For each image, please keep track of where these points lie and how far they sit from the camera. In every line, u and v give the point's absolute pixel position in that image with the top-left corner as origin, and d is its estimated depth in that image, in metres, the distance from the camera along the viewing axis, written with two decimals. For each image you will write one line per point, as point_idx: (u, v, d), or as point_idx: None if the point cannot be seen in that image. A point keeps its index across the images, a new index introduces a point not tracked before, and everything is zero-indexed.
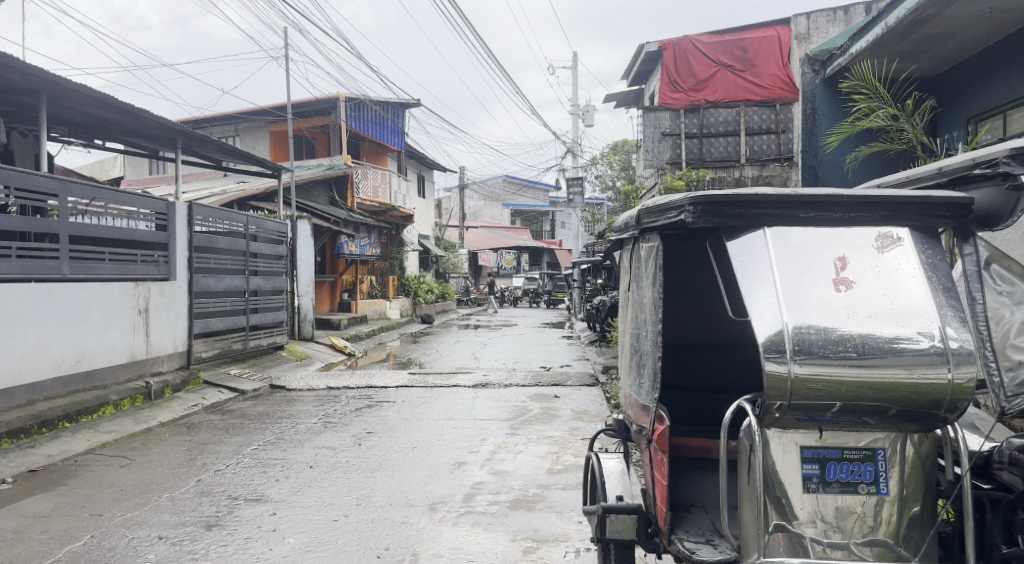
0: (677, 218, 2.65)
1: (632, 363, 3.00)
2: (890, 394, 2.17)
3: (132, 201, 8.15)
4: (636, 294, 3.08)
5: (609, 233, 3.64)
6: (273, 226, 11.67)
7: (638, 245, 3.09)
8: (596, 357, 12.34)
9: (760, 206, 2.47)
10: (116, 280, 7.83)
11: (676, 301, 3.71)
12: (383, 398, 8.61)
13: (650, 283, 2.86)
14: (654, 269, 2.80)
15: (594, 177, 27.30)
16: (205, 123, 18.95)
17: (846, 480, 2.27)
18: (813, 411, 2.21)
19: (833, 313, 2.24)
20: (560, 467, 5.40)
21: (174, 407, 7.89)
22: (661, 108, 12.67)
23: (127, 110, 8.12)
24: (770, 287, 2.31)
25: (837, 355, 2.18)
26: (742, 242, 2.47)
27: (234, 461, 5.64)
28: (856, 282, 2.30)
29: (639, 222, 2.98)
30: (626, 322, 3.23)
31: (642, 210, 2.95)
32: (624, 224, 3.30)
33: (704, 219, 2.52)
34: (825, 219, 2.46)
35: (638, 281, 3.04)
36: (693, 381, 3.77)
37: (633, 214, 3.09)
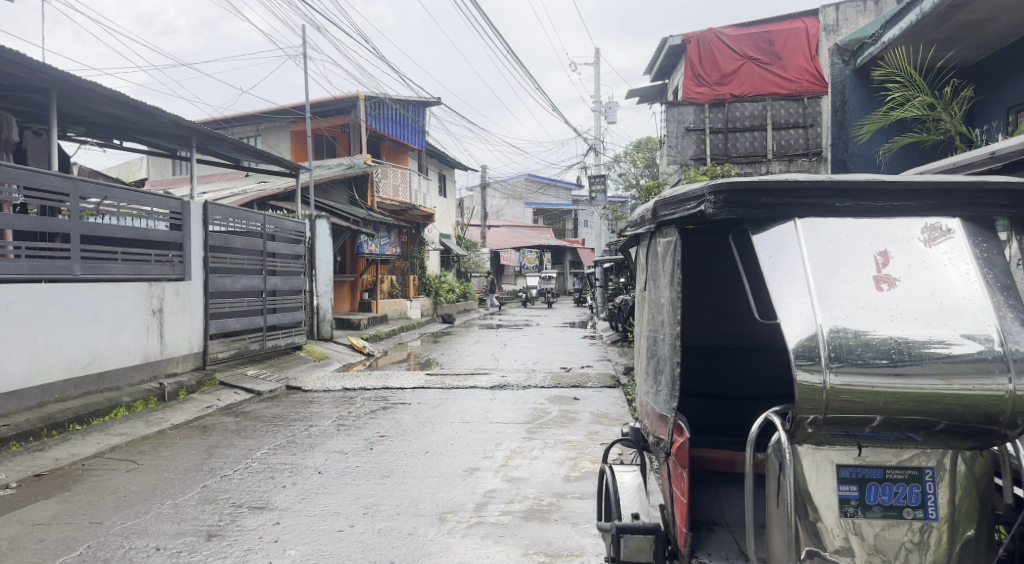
0: (697, 209, 2.40)
1: (648, 368, 2.76)
2: (935, 407, 1.92)
3: (145, 200, 8.04)
4: (652, 293, 2.84)
5: (625, 228, 3.40)
6: (291, 225, 11.57)
7: (655, 240, 2.85)
8: (617, 357, 12.09)
9: (790, 194, 2.22)
10: (129, 280, 7.75)
11: (700, 300, 3.47)
12: (399, 399, 8.45)
13: (668, 281, 2.62)
14: (673, 267, 2.56)
15: (617, 176, 27.03)
16: (226, 123, 18.97)
17: (889, 503, 2.03)
18: (849, 426, 1.97)
19: (873, 315, 1.99)
20: (577, 474, 5.18)
21: (188, 409, 7.80)
22: (685, 103, 12.35)
23: (140, 108, 8.04)
24: (800, 286, 2.07)
25: (876, 363, 1.94)
26: (767, 236, 2.24)
27: (241, 466, 5.49)
28: (900, 280, 2.05)
29: (655, 215, 2.74)
30: (643, 324, 2.99)
31: (660, 200, 2.70)
32: (640, 218, 3.06)
33: (727, 210, 2.27)
34: (864, 210, 2.21)
35: (655, 279, 2.81)
36: (718, 387, 3.52)
37: (649, 206, 2.86)
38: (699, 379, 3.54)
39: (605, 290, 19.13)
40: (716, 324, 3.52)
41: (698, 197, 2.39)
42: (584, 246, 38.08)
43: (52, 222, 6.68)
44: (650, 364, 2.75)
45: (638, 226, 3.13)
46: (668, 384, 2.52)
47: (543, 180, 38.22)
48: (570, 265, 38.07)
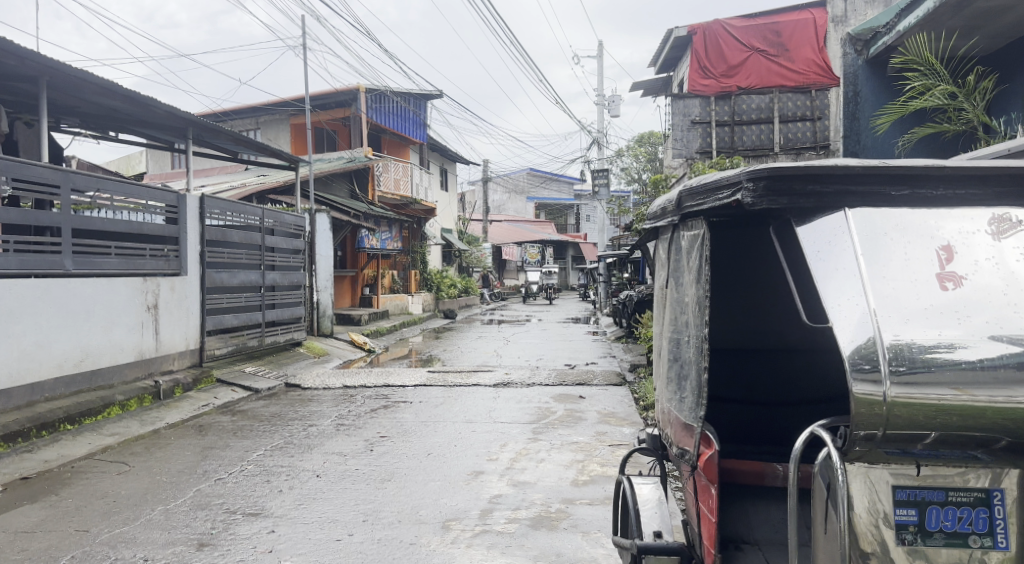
0: (733, 198, 2.24)
1: (670, 374, 2.56)
2: (980, 420, 1.70)
3: (140, 192, 7.83)
4: (677, 291, 2.65)
5: (643, 221, 3.23)
6: (290, 219, 11.35)
7: (678, 233, 2.68)
8: (622, 354, 11.88)
9: (840, 181, 2.05)
10: (123, 275, 7.55)
11: (740, 296, 3.28)
12: (400, 397, 8.25)
13: (696, 278, 2.43)
14: (699, 262, 2.37)
15: (619, 170, 26.74)
16: (226, 116, 18.74)
17: (953, 530, 1.83)
18: (905, 443, 1.74)
19: (939, 317, 1.80)
20: (586, 477, 4.98)
21: (184, 407, 7.60)
22: (690, 95, 12.08)
23: (134, 98, 7.83)
24: (850, 284, 1.87)
25: (944, 373, 1.72)
26: (810, 229, 2.05)
27: (236, 469, 5.29)
28: (966, 278, 1.86)
29: (681, 206, 2.59)
30: (664, 325, 2.79)
31: (689, 189, 2.53)
32: (661, 210, 2.89)
33: (767, 198, 2.12)
34: (923, 198, 2.04)
35: (678, 277, 2.62)
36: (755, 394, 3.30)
37: (672, 198, 2.69)
38: (733, 382, 3.34)
39: (609, 285, 18.90)
40: (757, 321, 3.33)
41: (734, 185, 2.23)
42: (587, 241, 37.85)
43: (42, 215, 6.46)
44: (674, 368, 2.55)
45: (660, 218, 2.94)
46: (696, 390, 2.32)
47: (546, 174, 37.96)
48: (573, 260, 37.82)
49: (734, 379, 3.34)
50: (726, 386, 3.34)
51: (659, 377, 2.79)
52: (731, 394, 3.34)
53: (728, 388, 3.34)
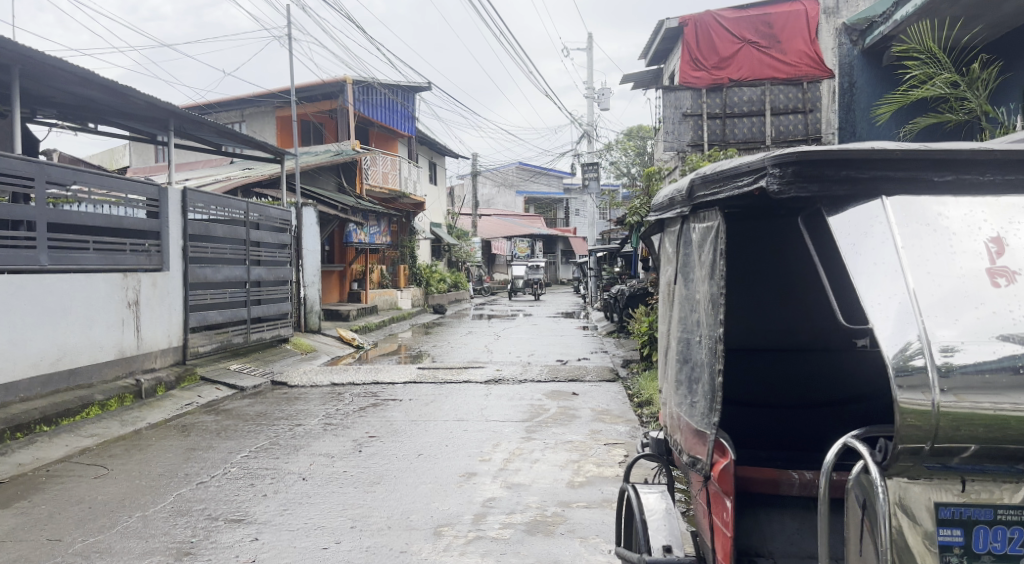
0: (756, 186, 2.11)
1: (681, 376, 2.41)
2: (1012, 431, 1.60)
3: (120, 185, 7.59)
4: (686, 288, 2.51)
5: (649, 215, 3.11)
6: (276, 213, 11.11)
7: (689, 226, 2.55)
8: (614, 349, 11.75)
9: (877, 167, 1.92)
10: (101, 271, 7.30)
11: (763, 290, 3.22)
12: (389, 395, 8.07)
13: (709, 273, 2.30)
14: (714, 256, 2.21)
15: (608, 164, 26.58)
16: (210, 109, 18.43)
17: (1003, 552, 1.69)
18: (945, 457, 1.62)
19: (991, 313, 1.67)
20: (582, 479, 4.82)
21: (166, 407, 7.39)
22: (681, 87, 11.89)
23: (111, 87, 7.58)
24: (889, 280, 1.74)
25: (999, 377, 1.61)
26: (843, 220, 1.92)
27: (219, 472, 5.09)
28: (1019, 272, 1.72)
29: (692, 196, 2.48)
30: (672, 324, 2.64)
31: (705, 178, 2.40)
32: (669, 201, 2.78)
33: (795, 184, 1.98)
34: (968, 184, 1.93)
35: (688, 272, 2.48)
36: (779, 396, 3.19)
37: (684, 186, 2.57)
38: (752, 386, 3.22)
39: (599, 279, 18.75)
40: (780, 318, 3.26)
41: (758, 171, 2.10)
42: (576, 236, 37.74)
43: (16, 209, 6.21)
44: (683, 369, 2.40)
45: (668, 210, 2.81)
46: (708, 393, 2.17)
47: (535, 168, 37.77)
48: (562, 254, 37.64)
49: (752, 383, 3.23)
50: (743, 390, 3.22)
51: (668, 379, 2.65)
52: (750, 399, 3.21)
53: (745, 393, 3.22)
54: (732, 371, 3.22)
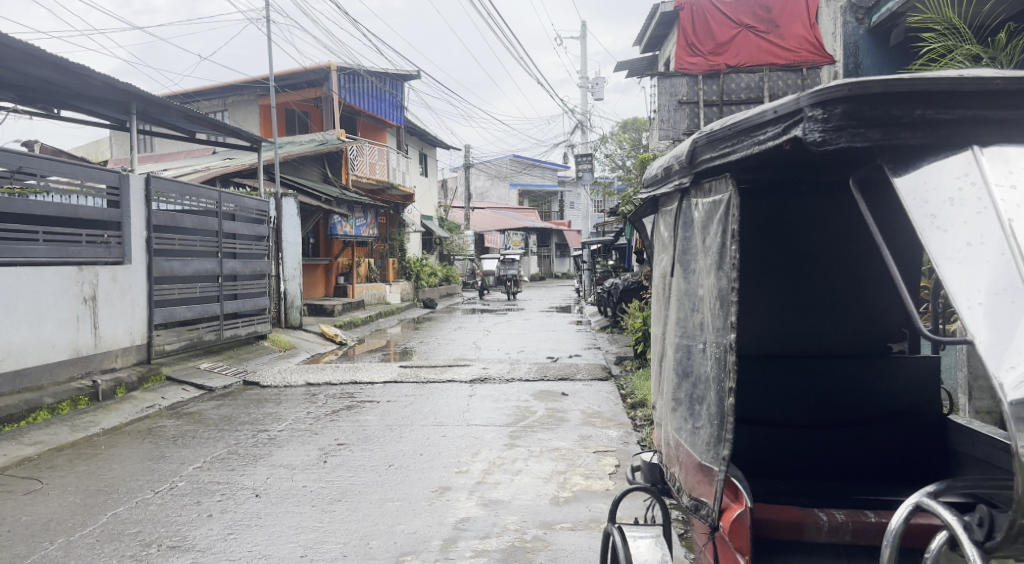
0: (790, 134, 1.95)
1: (682, 396, 1.92)
2: None
3: (75, 170, 7.01)
4: (687, 282, 2.02)
5: (645, 186, 2.81)
6: (252, 204, 10.56)
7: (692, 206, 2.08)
8: (607, 345, 11.28)
9: (962, 111, 1.81)
10: (52, 265, 6.78)
11: (794, 276, 2.80)
12: (367, 397, 7.57)
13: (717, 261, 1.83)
14: (720, 237, 1.78)
15: (603, 156, 26.04)
16: (190, 98, 17.84)
17: None
18: None
19: None
20: (567, 494, 4.32)
21: (125, 410, 6.89)
22: (677, 73, 11.37)
23: (62, 65, 7.07)
24: (999, 273, 1.60)
25: None
26: (921, 181, 1.80)
27: (165, 487, 4.58)
28: None
29: (693, 161, 2.35)
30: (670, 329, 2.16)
31: (734, 133, 2.12)
32: (664, 172, 2.58)
33: (843, 128, 1.85)
34: None
35: (688, 263, 2.00)
36: (797, 414, 2.80)
37: (687, 147, 2.37)
38: (769, 399, 2.80)
39: (592, 273, 18.15)
40: (808, 313, 2.82)
41: (792, 115, 1.94)
42: (570, 229, 37.27)
43: None
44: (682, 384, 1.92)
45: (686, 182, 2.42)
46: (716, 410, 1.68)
47: (529, 160, 37.14)
48: (556, 248, 37.16)
49: (769, 394, 2.79)
50: (755, 403, 2.81)
51: (664, 399, 2.18)
52: (762, 416, 2.81)
53: (758, 408, 2.81)
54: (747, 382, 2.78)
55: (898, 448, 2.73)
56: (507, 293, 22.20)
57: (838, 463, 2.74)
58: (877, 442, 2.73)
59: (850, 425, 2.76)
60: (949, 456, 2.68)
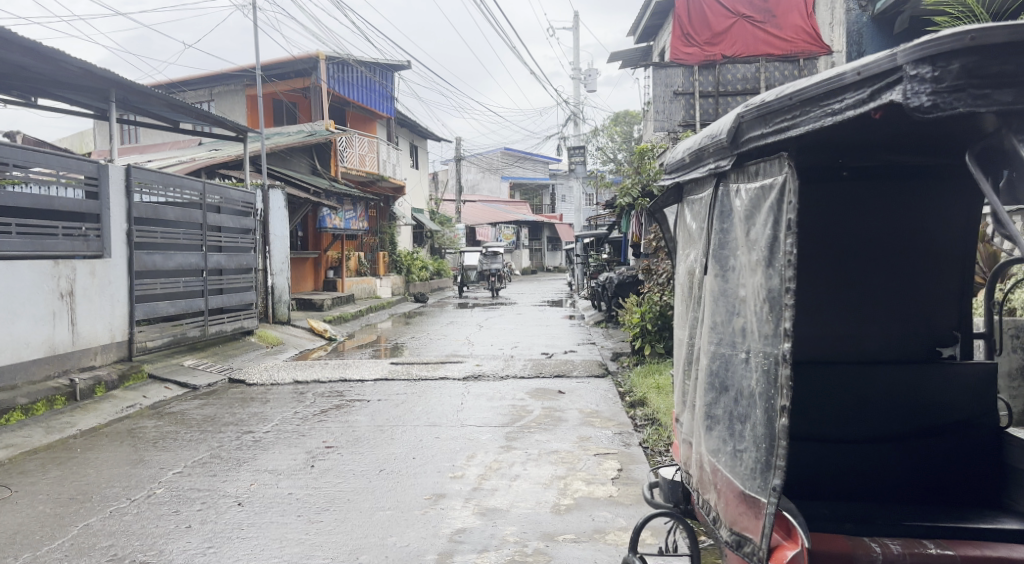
0: (884, 97, 1.86)
1: (729, 408, 2.21)
2: None
3: (51, 161, 6.71)
4: (730, 283, 2.30)
5: (671, 171, 3.05)
6: (238, 196, 10.26)
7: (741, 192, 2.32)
8: (603, 341, 11.06)
9: None
10: (26, 259, 6.47)
11: (847, 278, 2.96)
12: (356, 395, 7.31)
13: (761, 257, 2.14)
14: (775, 215, 2.07)
15: (595, 149, 25.78)
16: (175, 87, 17.45)
17: None
18: None
19: None
20: (569, 502, 4.08)
21: (104, 410, 6.60)
22: (672, 64, 11.09)
23: (33, 49, 6.73)
24: None
25: None
26: None
27: (142, 494, 4.31)
28: None
29: (737, 141, 2.39)
30: (703, 327, 2.46)
31: (791, 103, 2.14)
32: (695, 158, 2.75)
33: (963, 89, 1.75)
34: None
35: (732, 268, 2.29)
36: (856, 429, 2.88)
37: (727, 132, 2.43)
38: (829, 413, 2.90)
39: (586, 267, 17.91)
40: (861, 315, 2.98)
41: (886, 76, 1.85)
42: (562, 222, 36.98)
43: None
44: (721, 399, 2.26)
45: (721, 159, 2.50)
46: (767, 425, 2.01)
47: (520, 153, 36.81)
48: (547, 241, 36.92)
49: (828, 404, 2.90)
50: (816, 419, 2.90)
51: (694, 417, 2.51)
52: (824, 431, 2.90)
53: (821, 424, 2.90)
54: (806, 382, 2.90)
55: (958, 458, 2.84)
56: (490, 289, 20.26)
57: (902, 477, 2.84)
58: (939, 453, 2.84)
59: (907, 436, 2.86)
60: (1006, 469, 2.78)
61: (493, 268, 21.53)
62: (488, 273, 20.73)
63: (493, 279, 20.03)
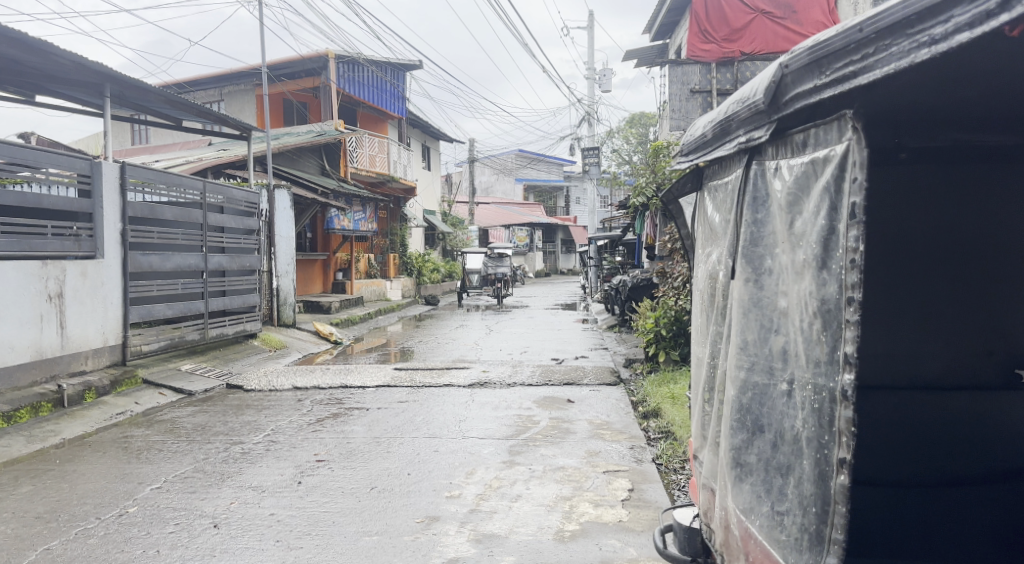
0: (1007, 12, 1.37)
1: (776, 465, 2.05)
2: None
3: (37, 158, 6.39)
4: (785, 290, 2.06)
5: (693, 147, 2.82)
6: (242, 195, 9.96)
7: (799, 171, 2.02)
8: (615, 346, 10.68)
9: None
10: (12, 259, 6.21)
11: (911, 290, 2.68)
12: (356, 403, 6.98)
13: (818, 258, 1.91)
14: (835, 204, 1.85)
15: (609, 151, 25.41)
16: (184, 86, 17.27)
17: None
18: None
19: None
20: (573, 527, 3.72)
21: (92, 417, 6.32)
22: (689, 61, 10.74)
23: (21, 42, 6.43)
24: None
25: None
26: None
27: (113, 513, 3.99)
28: None
29: (776, 101, 2.08)
30: (737, 341, 2.24)
31: (862, 37, 1.71)
32: (724, 124, 2.46)
33: None
34: None
35: (784, 268, 2.07)
36: (914, 468, 2.75)
37: (762, 88, 2.14)
38: (895, 454, 2.76)
39: (599, 270, 17.53)
40: (928, 332, 2.71)
41: None
42: (576, 224, 36.64)
43: None
44: (756, 441, 2.14)
45: (758, 129, 2.22)
46: (815, 478, 1.89)
47: (534, 154, 36.45)
48: (561, 244, 36.57)
49: (897, 442, 2.76)
50: (886, 463, 2.76)
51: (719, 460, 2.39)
52: (898, 475, 2.75)
53: (890, 468, 2.76)
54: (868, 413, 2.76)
55: None
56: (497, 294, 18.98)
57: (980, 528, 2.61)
58: (1006, 500, 2.66)
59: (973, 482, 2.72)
60: None
61: (497, 273, 20.28)
62: (493, 279, 19.51)
63: (497, 285, 18.82)
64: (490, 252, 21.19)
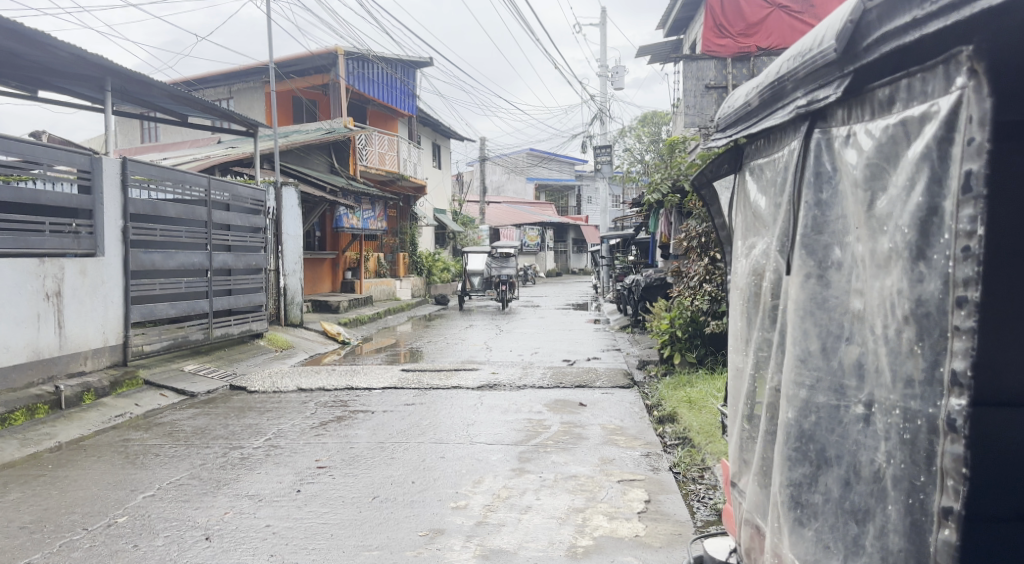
0: None
1: (852, 513, 1.86)
2: None
3: (41, 153, 6.24)
4: (864, 291, 1.84)
5: (739, 118, 2.59)
6: (248, 192, 9.78)
7: (882, 141, 1.80)
8: (628, 347, 10.43)
9: None
10: (9, 256, 6.05)
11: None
12: (362, 406, 6.77)
13: (908, 253, 1.68)
14: (931, 185, 1.63)
15: (622, 150, 25.15)
16: (194, 84, 17.17)
17: None
18: None
19: None
20: (587, 543, 3.47)
21: (91, 419, 6.15)
22: (705, 56, 10.52)
23: (18, 33, 6.25)
24: None
25: None
26: None
27: (101, 523, 3.80)
28: None
29: (854, 46, 1.86)
30: (796, 349, 2.02)
31: None
32: (779, 85, 2.25)
33: None
34: None
35: (864, 264, 1.84)
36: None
37: (832, 36, 1.92)
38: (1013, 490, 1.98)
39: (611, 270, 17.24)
40: None
41: None
42: (588, 224, 36.40)
43: None
44: (823, 476, 1.94)
45: (823, 86, 2.01)
46: (906, 531, 1.70)
47: (546, 154, 36.24)
48: (573, 244, 36.36)
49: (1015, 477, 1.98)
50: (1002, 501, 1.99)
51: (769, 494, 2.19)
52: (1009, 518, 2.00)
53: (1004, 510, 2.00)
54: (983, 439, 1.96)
55: None
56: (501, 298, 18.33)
57: None
58: None
59: None
60: None
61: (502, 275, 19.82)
62: (496, 281, 18.97)
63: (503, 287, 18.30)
64: (495, 253, 20.72)
